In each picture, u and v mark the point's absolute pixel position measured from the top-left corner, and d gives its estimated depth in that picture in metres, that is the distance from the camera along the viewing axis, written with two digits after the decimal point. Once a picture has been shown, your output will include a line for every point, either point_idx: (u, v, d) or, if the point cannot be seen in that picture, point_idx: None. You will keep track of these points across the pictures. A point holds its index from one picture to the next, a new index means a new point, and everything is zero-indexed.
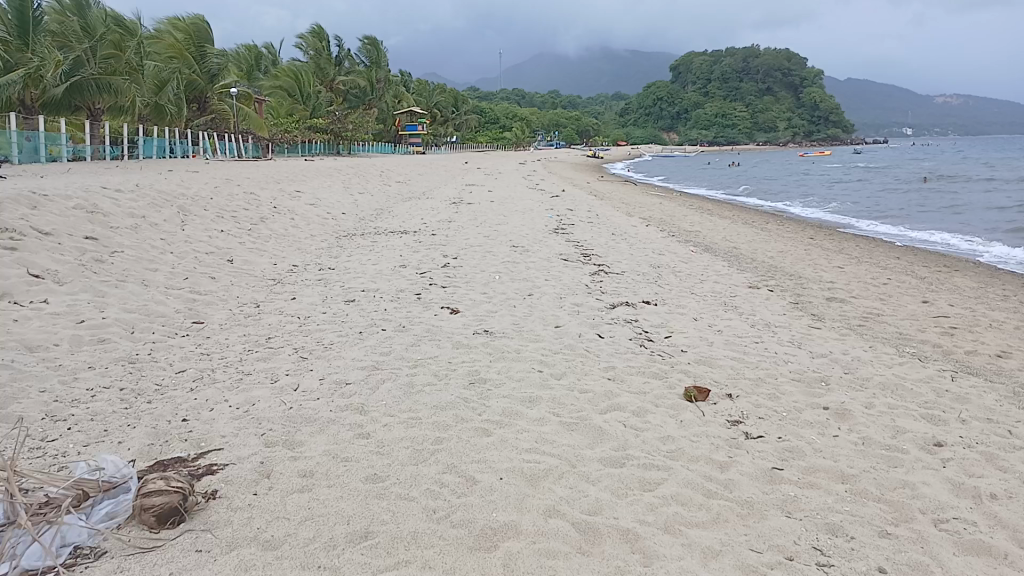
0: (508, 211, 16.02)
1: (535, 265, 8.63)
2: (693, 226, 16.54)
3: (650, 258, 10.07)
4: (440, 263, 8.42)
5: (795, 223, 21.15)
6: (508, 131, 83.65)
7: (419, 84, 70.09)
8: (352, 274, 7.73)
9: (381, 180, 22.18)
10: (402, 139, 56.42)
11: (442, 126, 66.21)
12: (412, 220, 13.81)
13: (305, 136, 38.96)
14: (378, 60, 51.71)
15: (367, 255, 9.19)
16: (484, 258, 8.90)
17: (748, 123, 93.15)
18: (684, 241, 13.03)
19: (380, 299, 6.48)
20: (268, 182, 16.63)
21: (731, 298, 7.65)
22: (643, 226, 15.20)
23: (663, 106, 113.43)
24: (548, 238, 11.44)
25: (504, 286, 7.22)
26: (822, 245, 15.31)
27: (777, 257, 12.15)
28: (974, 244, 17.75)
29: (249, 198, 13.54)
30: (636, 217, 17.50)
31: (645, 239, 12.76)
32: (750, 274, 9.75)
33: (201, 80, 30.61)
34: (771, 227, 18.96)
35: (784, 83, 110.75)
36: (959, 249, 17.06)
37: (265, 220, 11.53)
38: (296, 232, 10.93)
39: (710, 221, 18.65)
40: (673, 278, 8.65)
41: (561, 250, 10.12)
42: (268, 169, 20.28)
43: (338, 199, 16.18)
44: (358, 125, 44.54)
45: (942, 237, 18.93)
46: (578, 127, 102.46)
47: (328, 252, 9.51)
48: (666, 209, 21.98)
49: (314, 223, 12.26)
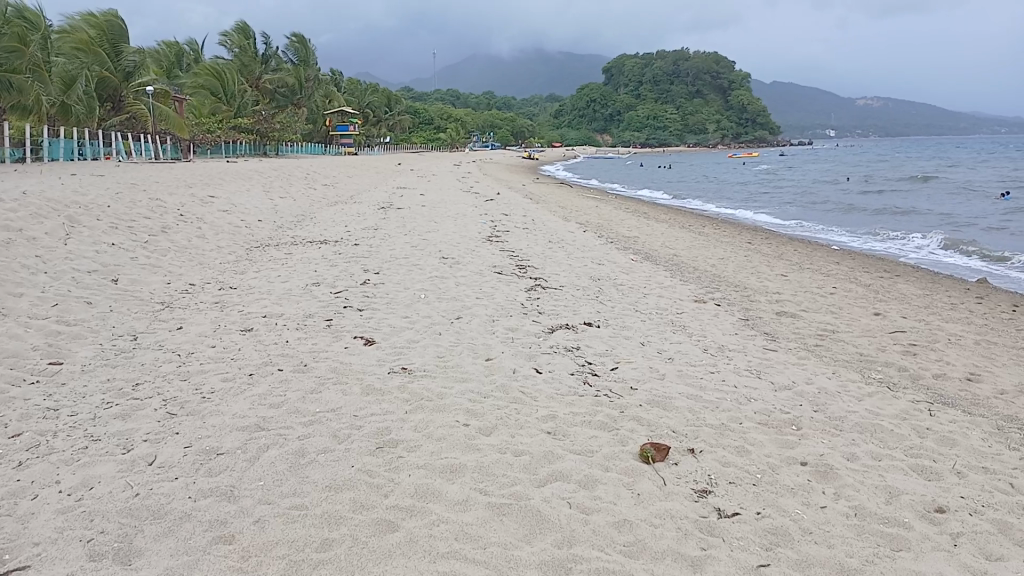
0: (440, 217, 15.22)
1: (465, 281, 7.84)
2: (631, 232, 16.01)
3: (589, 269, 9.40)
4: (360, 279, 7.56)
5: (732, 226, 20.93)
6: (441, 132, 82.66)
7: (349, 83, 68.45)
8: (255, 295, 6.81)
9: (306, 183, 21.06)
10: (332, 140, 54.94)
11: (375, 127, 64.87)
12: (335, 227, 12.87)
13: (229, 136, 37.35)
14: (306, 58, 50.10)
15: (278, 270, 8.26)
16: (409, 273, 8.07)
17: (680, 125, 94.36)
18: (623, 249, 12.43)
19: (283, 327, 5.58)
20: (179, 187, 15.43)
21: (678, 316, 7.01)
22: (580, 232, 14.59)
23: (597, 108, 114.10)
24: (480, 247, 10.68)
25: (428, 307, 6.41)
26: (761, 250, 14.96)
27: (720, 264, 11.65)
28: (907, 245, 17.74)
29: (154, 206, 12.39)
30: (572, 222, 16.89)
31: (583, 246, 12.13)
32: (695, 285, 9.16)
33: (115, 79, 28.88)
34: (708, 231, 18.63)
35: (713, 86, 112.52)
36: (893, 252, 16.97)
37: (169, 230, 10.46)
38: (202, 244, 9.91)
39: (648, 225, 18.18)
40: (615, 292, 7.97)
41: (494, 262, 9.37)
42: (183, 173, 18.96)
43: (256, 205, 15.10)
44: (286, 125, 43.01)
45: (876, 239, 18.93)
46: (513, 129, 102.09)
47: (235, 267, 8.54)
48: (603, 212, 21.46)
49: (224, 233, 11.23)
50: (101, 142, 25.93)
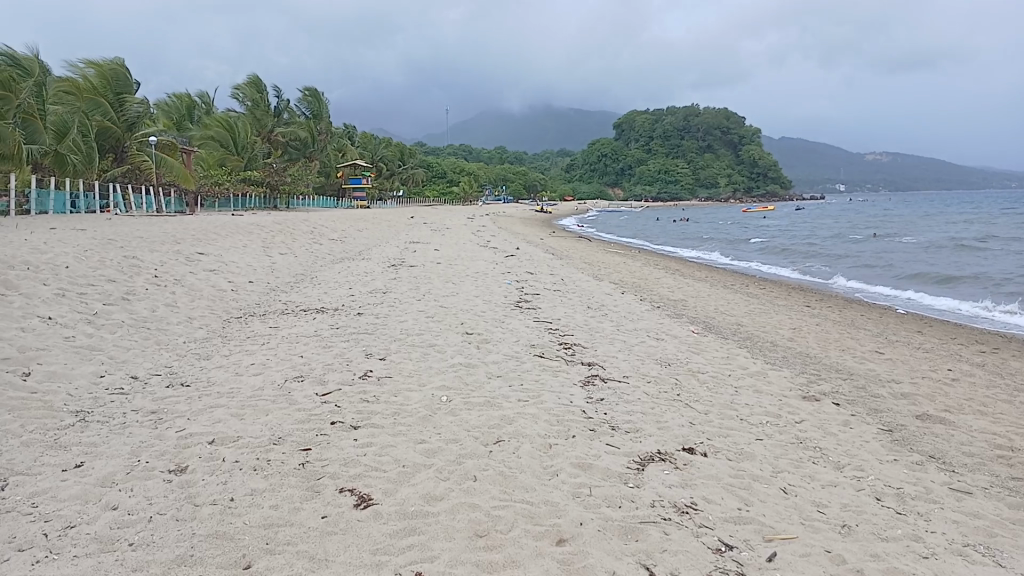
0: (457, 276, 13.36)
1: (499, 371, 5.90)
2: (675, 294, 14.07)
3: (650, 350, 7.45)
4: (360, 370, 5.61)
5: (775, 286, 19.07)
6: (454, 187, 81.79)
7: (360, 137, 67.57)
8: (215, 400, 4.85)
9: (310, 238, 19.33)
10: (344, 193, 53.54)
11: (389, 181, 63.79)
12: (337, 291, 11.03)
13: (238, 189, 35.82)
14: (319, 111, 49.08)
15: (254, 356, 6.27)
16: (425, 359, 6.13)
17: (693, 180, 93.47)
18: (676, 317, 10.47)
19: (234, 469, 3.59)
20: (166, 244, 13.67)
21: (801, 432, 5.00)
22: (618, 295, 12.75)
23: (609, 162, 113.66)
24: (511, 317, 8.80)
25: (456, 423, 4.41)
26: (825, 316, 13.08)
27: (795, 337, 9.72)
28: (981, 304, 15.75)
29: (123, 267, 10.52)
30: (606, 282, 14.99)
31: (629, 315, 10.21)
32: (790, 371, 7.18)
33: (117, 129, 27.40)
34: (754, 292, 16.76)
35: (724, 141, 111.95)
36: (967, 312, 15.02)
37: (133, 298, 8.53)
38: (169, 317, 7.97)
39: (690, 286, 16.23)
40: (701, 386, 5.99)
41: (531, 339, 7.44)
42: (175, 227, 17.25)
43: (250, 264, 13.28)
44: (297, 178, 41.75)
45: (942, 297, 16.92)
46: (526, 183, 101.31)
47: (201, 351, 6.57)
48: (634, 270, 19.58)
49: (203, 300, 9.29)
50: (98, 195, 24.31)
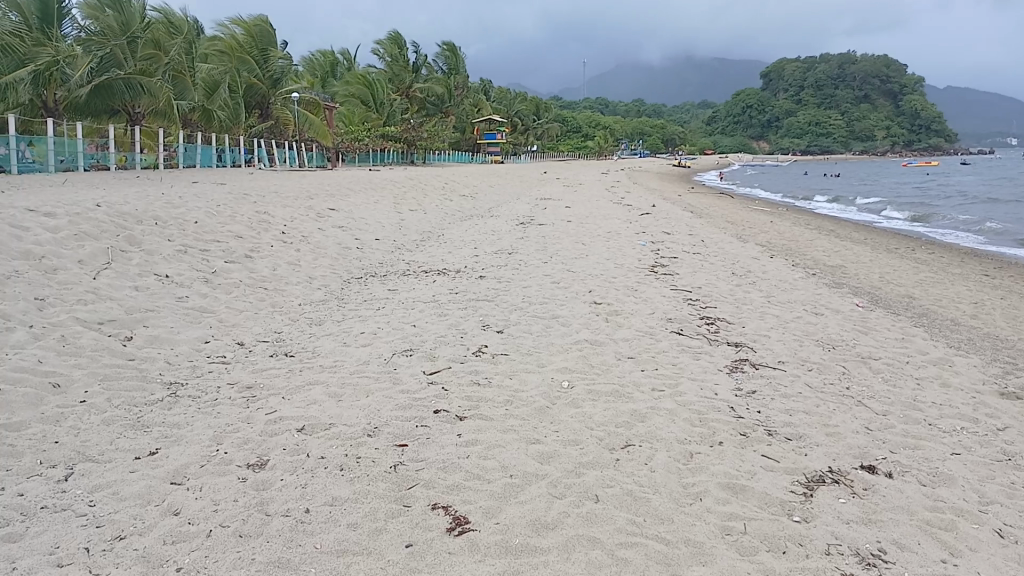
0: (589, 236, 12.58)
1: (632, 351, 5.17)
2: (829, 259, 12.71)
3: (807, 330, 6.47)
4: (475, 346, 5.03)
5: (946, 251, 17.10)
6: (589, 141, 80.19)
7: (496, 92, 67.13)
8: (315, 375, 4.39)
9: (441, 194, 19.05)
10: (479, 148, 53.40)
11: (524, 136, 63.18)
12: (463, 250, 10.55)
13: (377, 144, 36.22)
14: (456, 66, 48.86)
15: (365, 320, 5.82)
16: (549, 334, 5.47)
17: (845, 133, 87.42)
18: (834, 288, 9.31)
19: (318, 469, 3.08)
20: (298, 199, 13.64)
21: (1009, 446, 4.01)
22: (766, 259, 11.61)
23: (753, 115, 108.12)
24: (646, 285, 8.00)
25: (579, 419, 3.75)
26: (1011, 289, 11.42)
27: (979, 315, 8.39)
28: None
29: (252, 222, 10.45)
30: (751, 244, 13.78)
31: (780, 283, 9.15)
32: (980, 361, 6.05)
33: (263, 86, 27.99)
34: (921, 258, 15.04)
35: (882, 91, 103.86)
36: None
37: (255, 256, 8.34)
38: (288, 275, 7.69)
39: (846, 249, 14.71)
40: (873, 380, 5.04)
41: (669, 312, 6.63)
42: (311, 182, 17.34)
43: (378, 221, 13.03)
44: (434, 133, 41.85)
45: None
46: (664, 137, 97.98)
47: (313, 315, 6.19)
48: (782, 230, 18.07)
49: (325, 258, 9.02)
50: (243, 149, 25.00)
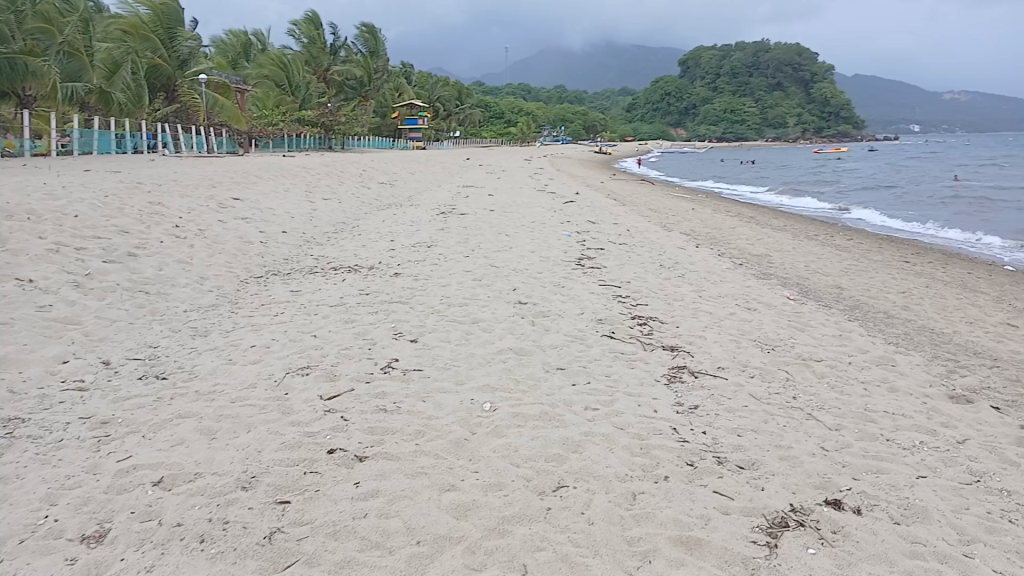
0: (512, 226, 12.05)
1: (560, 360, 4.65)
2: (754, 247, 12.54)
3: (744, 329, 6.08)
4: (383, 361, 4.43)
5: (862, 236, 17.29)
6: (512, 127, 79.70)
7: (417, 76, 65.87)
8: (189, 406, 3.74)
9: (358, 181, 18.21)
10: (400, 134, 52.21)
11: (446, 121, 62.17)
12: (377, 243, 9.87)
13: (293, 129, 34.80)
14: (375, 49, 47.46)
15: (259, 331, 5.14)
16: (468, 343, 4.90)
17: (760, 119, 89.46)
18: (763, 279, 9.04)
19: (172, 544, 2.44)
20: (199, 189, 12.65)
21: (974, 463, 3.64)
22: (692, 248, 11.32)
23: (672, 102, 109.67)
24: (572, 280, 7.52)
25: (499, 454, 3.19)
26: (929, 275, 11.46)
27: (907, 305, 8.23)
28: None
29: (142, 213, 9.52)
30: (677, 233, 13.52)
31: (709, 275, 8.82)
32: (919, 359, 5.77)
33: (169, 67, 26.04)
34: (840, 244, 15.10)
35: (794, 79, 106.74)
36: None
37: (141, 253, 7.48)
38: (176, 276, 6.88)
39: (769, 237, 14.62)
40: (819, 387, 4.65)
41: (598, 311, 6.14)
42: (217, 169, 16.28)
43: (287, 212, 12.19)
44: (353, 118, 40.56)
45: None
46: (586, 123, 98.30)
47: (200, 325, 5.46)
48: (705, 217, 17.95)
49: (223, 255, 8.21)
50: (146, 134, 23.28)
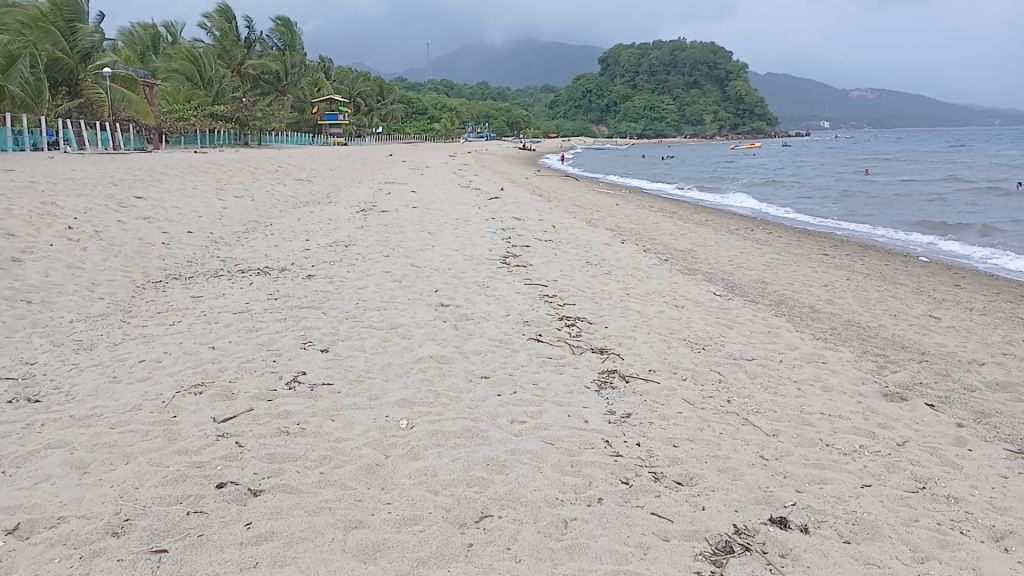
0: (435, 223, 11.67)
1: (483, 368, 4.34)
2: (678, 242, 12.50)
3: (674, 327, 5.89)
4: (288, 375, 4.02)
5: (780, 230, 17.56)
6: (435, 124, 78.94)
7: (337, 71, 64.47)
8: (59, 434, 3.26)
9: (273, 178, 17.48)
10: (320, 129, 50.95)
11: (368, 117, 61.07)
12: (291, 242, 9.34)
13: (206, 125, 33.44)
14: (292, 42, 46.11)
15: (152, 343, 4.65)
16: (384, 351, 4.54)
17: (679, 116, 91.17)
18: (689, 275, 8.93)
19: None
20: (98, 187, 11.80)
21: (917, 470, 3.49)
22: (618, 244, 11.17)
23: (594, 99, 110.76)
24: (497, 279, 7.21)
25: (414, 480, 2.84)
26: (847, 267, 11.62)
27: (831, 298, 8.23)
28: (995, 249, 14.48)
29: (30, 213, 8.75)
30: (602, 229, 13.38)
31: (637, 272, 8.64)
32: (849, 355, 5.68)
33: (71, 61, 24.56)
34: (760, 237, 15.26)
35: (711, 77, 109.23)
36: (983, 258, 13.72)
37: (25, 256, 6.80)
38: (63, 282, 6.25)
39: (692, 232, 14.65)
40: (754, 389, 4.46)
41: (524, 313, 5.85)
42: (120, 166, 15.33)
43: (195, 211, 11.48)
44: (270, 113, 39.31)
45: (953, 241, 15.60)
46: (510, 120, 98.28)
47: (85, 337, 4.91)
48: (628, 212, 17.93)
49: (120, 258, 7.58)
50: (45, 130, 21.78)
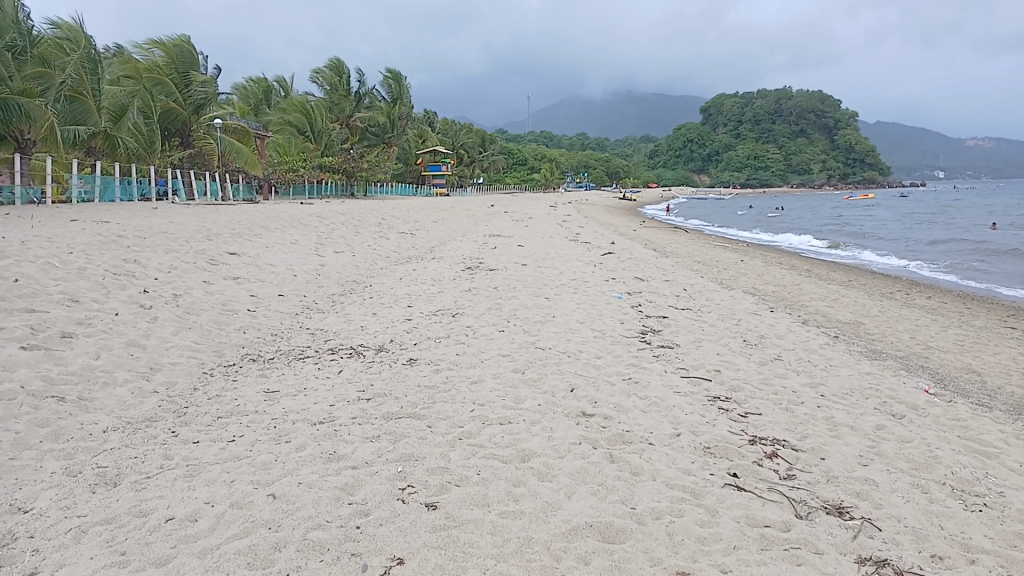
0: (552, 286, 10.24)
1: (678, 552, 2.77)
2: (836, 311, 10.62)
3: (913, 461, 4.18)
4: (377, 565, 2.56)
5: (937, 293, 15.35)
6: (534, 174, 78.56)
7: (441, 123, 65.00)
8: None
9: (376, 231, 16.55)
10: (423, 180, 50.96)
11: (469, 169, 61.10)
12: (393, 309, 8.09)
13: (315, 176, 33.46)
14: (401, 94, 46.41)
15: (192, 483, 3.27)
16: (519, 511, 3.02)
17: (785, 165, 87.94)
18: (878, 361, 7.14)
19: None
20: (193, 242, 10.97)
21: None
22: (770, 314, 9.44)
23: (696, 148, 108.52)
24: (646, 370, 5.63)
25: None
26: None
27: None
28: None
29: (105, 275, 7.80)
30: (739, 292, 11.66)
31: (812, 356, 6.92)
32: None
33: (184, 111, 24.70)
34: (920, 303, 13.19)
35: (820, 125, 105.51)
36: None
37: (78, 331, 5.71)
38: (113, 367, 5.09)
39: (842, 296, 12.70)
40: None
41: (699, 429, 4.25)
42: (220, 218, 14.64)
43: (290, 269, 10.47)
44: (377, 163, 39.35)
45: None
46: (610, 170, 97.01)
47: (112, 463, 3.60)
48: (759, 271, 16.07)
49: (193, 330, 6.45)
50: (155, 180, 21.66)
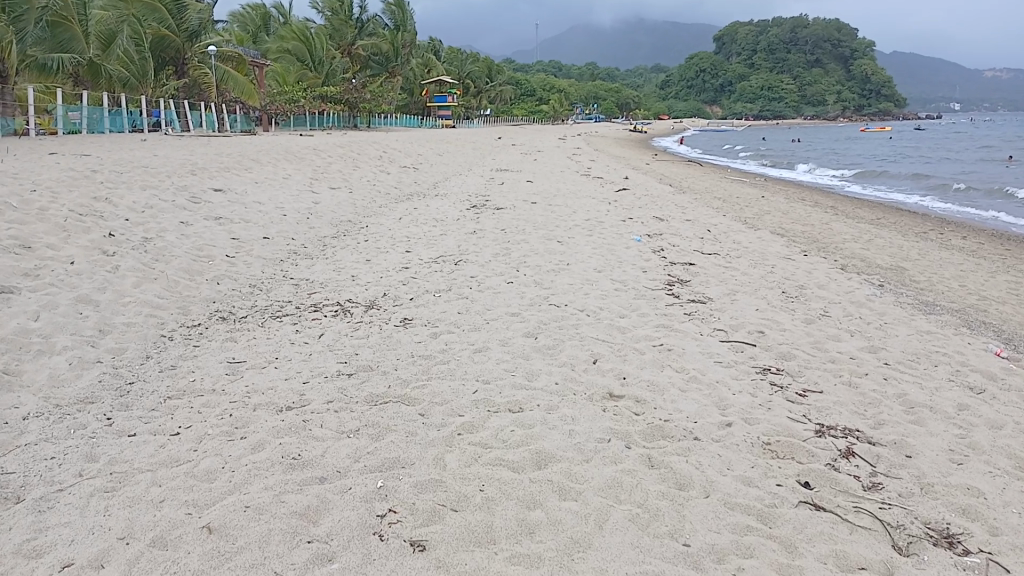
0: (563, 227, 9.35)
1: None
2: (873, 254, 9.73)
3: (1017, 457, 3.39)
4: None
5: (973, 233, 14.38)
6: (543, 105, 76.40)
7: (447, 52, 62.80)
8: None
9: (374, 165, 15.56)
10: (429, 112, 49.40)
11: (476, 99, 59.30)
12: (387, 255, 7.25)
13: (316, 107, 32.16)
14: (404, 20, 44.52)
15: (110, 506, 2.51)
16: (536, 554, 2.26)
17: (800, 96, 85.48)
18: (933, 317, 6.31)
19: None
20: (174, 177, 10.05)
21: None
22: (804, 259, 8.56)
23: (708, 78, 105.52)
24: (679, 332, 4.82)
25: None
26: None
27: None
28: None
29: (68, 217, 6.94)
30: (766, 233, 10.76)
31: (861, 312, 6.09)
32: None
33: (178, 40, 23.36)
34: (958, 244, 12.25)
35: (838, 54, 102.26)
36: None
37: (22, 285, 4.92)
38: (54, 331, 4.31)
39: (875, 236, 11.78)
40: None
41: (753, 416, 3.46)
42: (207, 151, 13.65)
43: (278, 208, 9.59)
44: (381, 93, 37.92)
45: None
46: (621, 100, 94.47)
47: (20, 467, 2.84)
48: (782, 209, 15.08)
49: (158, 282, 5.66)
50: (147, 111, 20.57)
